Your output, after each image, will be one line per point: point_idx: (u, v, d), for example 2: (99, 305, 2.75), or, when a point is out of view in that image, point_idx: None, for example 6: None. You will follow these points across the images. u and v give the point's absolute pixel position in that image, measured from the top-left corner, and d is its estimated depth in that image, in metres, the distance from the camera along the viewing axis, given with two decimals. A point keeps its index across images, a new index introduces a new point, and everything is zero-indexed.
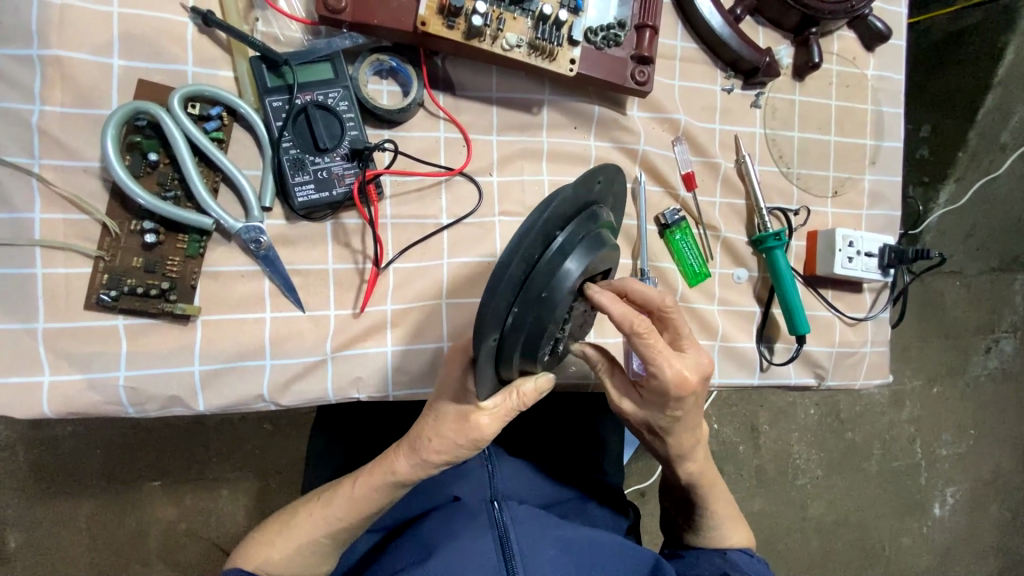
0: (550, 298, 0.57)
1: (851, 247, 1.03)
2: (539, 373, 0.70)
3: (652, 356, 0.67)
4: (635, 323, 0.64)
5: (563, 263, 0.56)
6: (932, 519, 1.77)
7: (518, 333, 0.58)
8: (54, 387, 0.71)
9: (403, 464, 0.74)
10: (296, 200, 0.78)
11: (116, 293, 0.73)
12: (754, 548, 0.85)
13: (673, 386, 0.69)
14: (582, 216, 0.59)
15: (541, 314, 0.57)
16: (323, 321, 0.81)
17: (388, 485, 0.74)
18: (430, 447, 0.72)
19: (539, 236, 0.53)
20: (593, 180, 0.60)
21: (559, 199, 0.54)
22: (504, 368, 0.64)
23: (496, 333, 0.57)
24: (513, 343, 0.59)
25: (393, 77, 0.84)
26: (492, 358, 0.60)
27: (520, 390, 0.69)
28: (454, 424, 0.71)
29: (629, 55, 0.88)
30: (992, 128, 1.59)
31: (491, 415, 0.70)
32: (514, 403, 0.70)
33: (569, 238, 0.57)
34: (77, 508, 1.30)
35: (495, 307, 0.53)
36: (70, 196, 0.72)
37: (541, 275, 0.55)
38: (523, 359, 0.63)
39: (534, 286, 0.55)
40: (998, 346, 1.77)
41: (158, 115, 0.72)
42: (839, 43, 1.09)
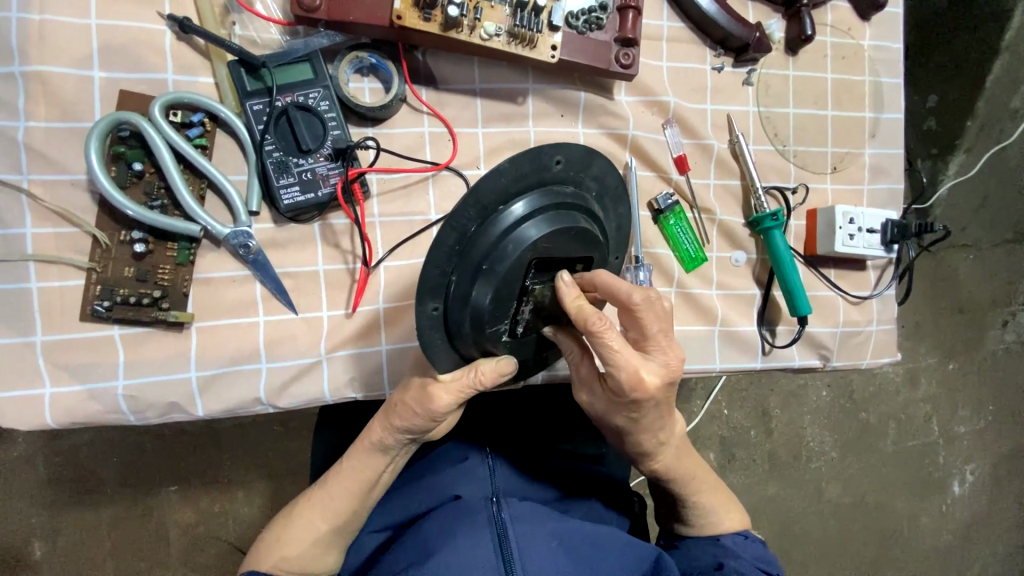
0: (491, 270, 0.59)
1: (852, 224, 1.01)
2: (501, 355, 0.68)
3: (609, 356, 0.67)
4: (592, 321, 0.64)
5: (504, 237, 0.59)
6: (951, 498, 1.74)
7: (461, 304, 0.61)
8: (56, 399, 0.73)
9: (377, 430, 0.76)
10: (282, 203, 0.78)
11: (109, 303, 0.74)
12: (750, 530, 0.85)
13: (627, 386, 0.68)
14: (530, 194, 0.61)
15: (483, 284, 0.60)
16: (316, 322, 0.81)
17: (367, 449, 0.77)
18: (397, 413, 0.73)
19: (471, 207, 0.57)
20: (546, 159, 0.61)
21: (497, 171, 0.57)
22: (460, 344, 0.65)
23: (438, 301, 0.60)
24: (458, 315, 0.61)
25: (374, 74, 0.83)
26: (442, 329, 0.63)
27: (479, 369, 0.68)
28: (416, 393, 0.72)
29: (613, 38, 0.86)
30: (1001, 94, 1.54)
31: (448, 389, 0.69)
32: (472, 381, 0.69)
33: (513, 214, 0.59)
34: (96, 516, 1.34)
35: (428, 273, 0.58)
36: (58, 209, 0.73)
37: (482, 247, 0.59)
38: (474, 336, 0.64)
39: (473, 257, 0.59)
40: (1016, 319, 1.72)
41: (140, 125, 0.72)
42: (833, 14, 1.06)
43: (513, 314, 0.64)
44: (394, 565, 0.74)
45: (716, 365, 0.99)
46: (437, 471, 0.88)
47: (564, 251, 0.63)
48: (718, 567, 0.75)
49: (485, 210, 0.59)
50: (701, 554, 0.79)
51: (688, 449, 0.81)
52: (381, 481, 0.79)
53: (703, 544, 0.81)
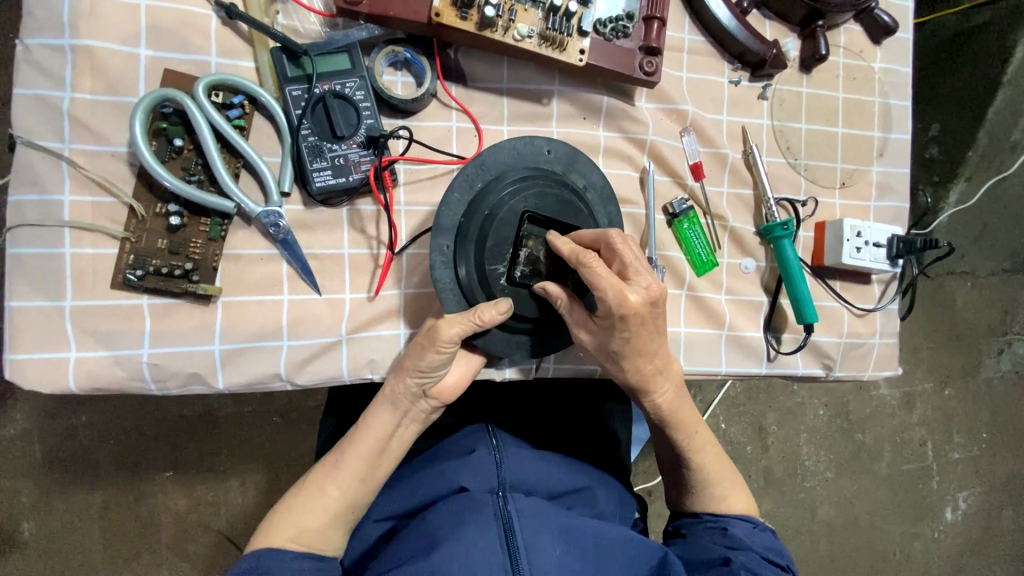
0: (491, 215, 0.74)
1: (859, 237, 1.04)
2: (498, 298, 0.74)
3: (595, 282, 0.71)
4: (577, 254, 0.71)
5: (498, 192, 0.76)
6: (943, 524, 1.75)
7: (465, 243, 0.76)
8: (79, 363, 0.74)
9: (389, 382, 0.79)
10: (314, 185, 0.80)
11: (141, 272, 0.76)
12: (759, 518, 0.86)
13: (617, 307, 0.71)
14: (522, 167, 0.79)
15: (483, 225, 0.75)
16: (338, 304, 0.83)
17: (378, 401, 0.80)
18: (408, 358, 0.77)
19: (473, 167, 0.77)
20: (537, 149, 0.81)
21: (498, 148, 0.78)
22: (464, 284, 0.76)
23: (449, 239, 0.76)
24: (463, 251, 0.76)
25: (408, 69, 0.87)
26: (452, 268, 0.76)
27: (480, 312, 0.73)
28: (425, 334, 0.76)
29: (638, 46, 0.90)
30: (1002, 126, 1.59)
31: (453, 324, 0.73)
32: (474, 321, 0.74)
33: (508, 178, 0.77)
34: (91, 496, 1.34)
35: (440, 212, 0.76)
36: (98, 178, 0.75)
37: (483, 199, 0.76)
38: (477, 276, 0.76)
39: (475, 204, 0.76)
40: (1010, 348, 1.75)
41: (184, 102, 0.75)
42: (846, 37, 1.11)
43: (511, 258, 0.76)
44: (396, 558, 0.74)
45: (723, 368, 1.01)
46: (443, 461, 0.88)
47: (551, 209, 0.76)
48: (725, 561, 0.76)
49: (489, 176, 0.78)
50: (707, 548, 0.79)
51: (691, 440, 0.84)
52: (391, 447, 0.81)
53: (710, 533, 0.83)
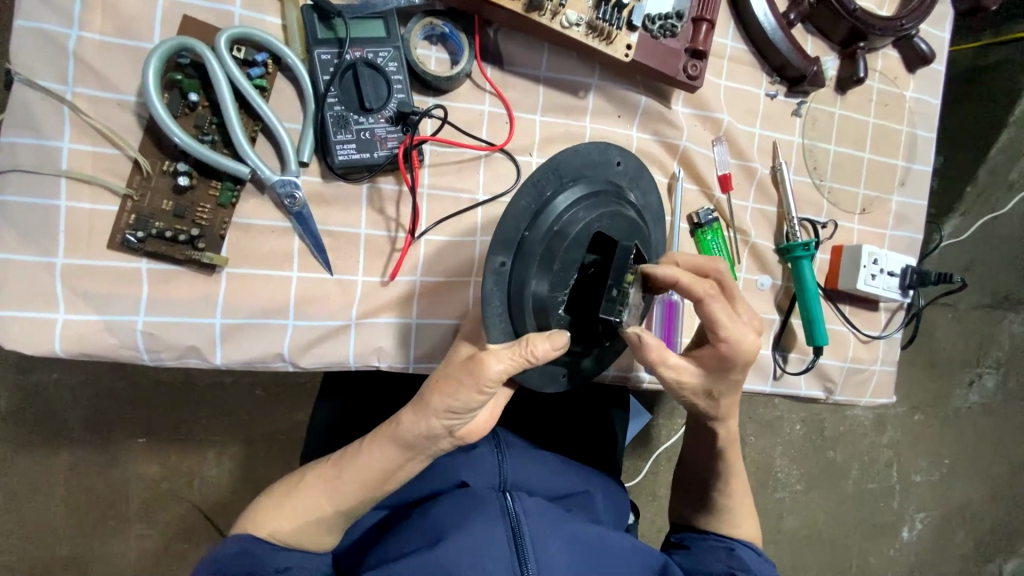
0: (561, 233, 0.66)
1: (875, 264, 1.04)
2: (552, 330, 0.64)
3: (719, 322, 0.68)
4: (703, 289, 0.67)
5: (569, 205, 0.67)
6: (899, 542, 1.81)
7: (527, 261, 0.66)
8: (68, 325, 0.69)
9: (409, 415, 0.68)
10: (337, 158, 0.75)
11: (143, 234, 0.70)
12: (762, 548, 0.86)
13: (734, 350, 0.70)
14: (593, 178, 0.71)
15: (550, 245, 0.66)
16: (350, 286, 0.79)
17: (390, 438, 0.70)
18: (436, 391, 0.65)
19: (546, 171, 0.67)
20: (609, 159, 0.74)
21: (573, 154, 0.70)
22: (516, 312, 0.67)
23: (507, 255, 0.66)
24: (522, 272, 0.66)
25: (443, 44, 0.82)
26: (506, 288, 0.67)
27: (531, 343, 0.63)
28: (461, 366, 0.65)
29: (683, 47, 0.87)
30: (1002, 166, 1.61)
31: (499, 360, 0.62)
32: (524, 354, 0.63)
33: (581, 192, 0.69)
34: (58, 458, 1.27)
35: (506, 221, 0.65)
36: (102, 128, 0.70)
37: (552, 213, 0.67)
38: (533, 302, 0.67)
39: (544, 217, 0.66)
40: (981, 381, 1.80)
41: (204, 54, 0.69)
42: (883, 61, 1.10)
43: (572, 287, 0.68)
44: (398, 550, 0.72)
45: None
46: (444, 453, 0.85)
47: (622, 233, 0.69)
48: None
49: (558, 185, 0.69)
50: (714, 559, 0.80)
51: None
52: (396, 478, 0.73)
53: (714, 550, 0.82)
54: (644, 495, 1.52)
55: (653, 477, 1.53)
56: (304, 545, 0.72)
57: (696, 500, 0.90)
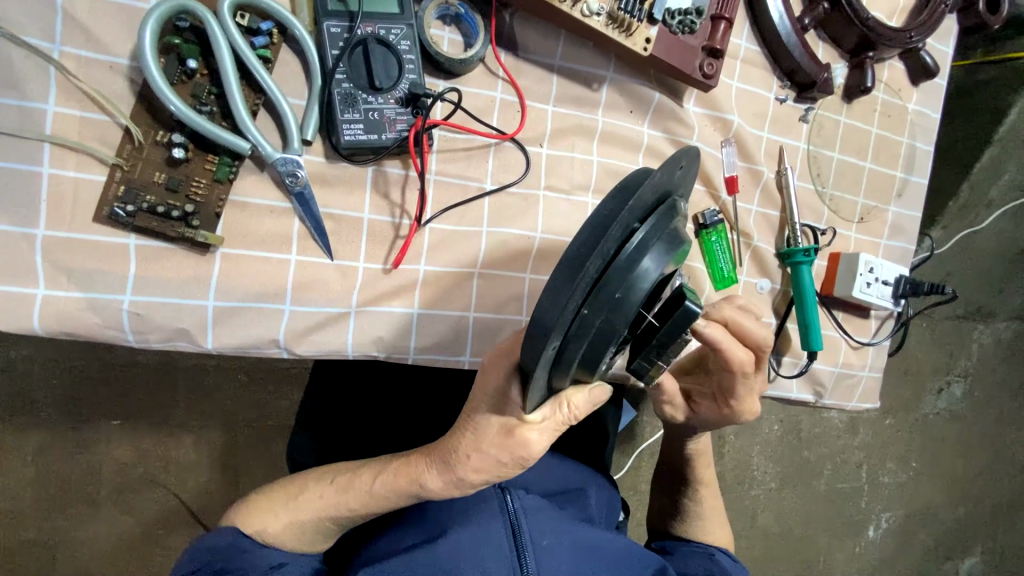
0: (629, 301, 0.47)
1: (870, 273, 1.06)
2: (592, 383, 0.61)
3: (740, 393, 0.75)
4: (744, 367, 0.71)
5: (642, 260, 0.46)
6: (866, 540, 1.88)
7: (581, 340, 0.48)
8: (48, 302, 0.65)
9: (435, 480, 0.64)
10: (343, 138, 0.72)
11: (133, 208, 0.66)
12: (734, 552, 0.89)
13: (736, 415, 0.79)
14: (666, 206, 0.48)
15: (614, 318, 0.47)
16: (350, 272, 0.76)
17: (415, 492, 0.66)
18: (467, 464, 0.62)
19: (620, 215, 0.43)
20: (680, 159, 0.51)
21: (652, 179, 0.45)
22: (557, 375, 0.53)
23: (559, 339, 0.46)
24: (574, 352, 0.48)
25: (457, 25, 0.79)
26: (546, 366, 0.50)
27: (571, 402, 0.60)
28: (496, 440, 0.61)
29: (701, 44, 0.86)
30: (982, 183, 1.65)
31: (539, 431, 0.60)
32: (565, 416, 0.61)
33: (655, 234, 0.47)
34: (26, 439, 1.21)
35: (562, 302, 0.43)
36: (91, 91, 0.65)
37: (620, 274, 0.45)
38: (579, 368, 0.52)
39: (608, 284, 0.45)
40: (950, 388, 1.87)
41: (204, 18, 0.65)
42: (888, 72, 1.11)
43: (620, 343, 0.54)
44: (395, 545, 0.72)
45: None
46: None
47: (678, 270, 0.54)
48: None
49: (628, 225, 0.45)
50: (695, 563, 0.82)
51: None
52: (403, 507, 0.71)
53: (695, 556, 0.84)
54: (627, 491, 1.54)
55: (636, 473, 1.54)
56: (295, 537, 0.70)
57: (687, 499, 0.91)
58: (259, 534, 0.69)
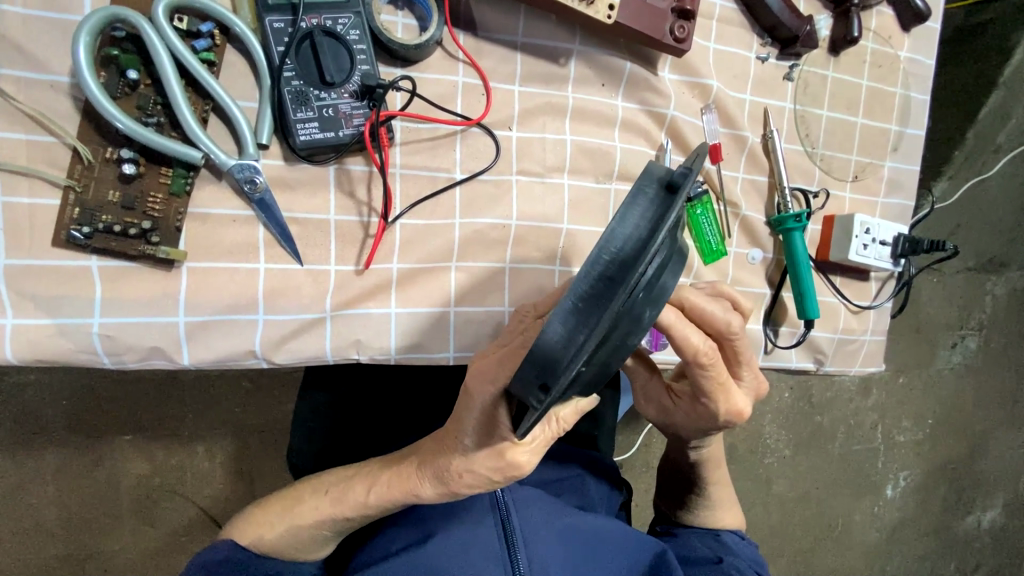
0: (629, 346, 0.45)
1: (867, 234, 1.02)
2: (580, 397, 0.60)
3: (708, 386, 0.67)
4: (702, 355, 0.63)
5: (647, 302, 0.44)
6: (884, 500, 1.86)
7: (582, 382, 0.46)
8: (18, 330, 0.64)
9: (428, 492, 0.63)
10: (298, 138, 0.70)
11: (89, 230, 0.65)
12: (744, 531, 0.87)
13: (716, 411, 0.71)
14: (673, 240, 0.45)
15: (612, 361, 0.46)
16: (323, 276, 0.75)
17: (402, 495, 0.65)
18: (460, 481, 0.60)
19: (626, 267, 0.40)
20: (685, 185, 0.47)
21: (660, 222, 0.42)
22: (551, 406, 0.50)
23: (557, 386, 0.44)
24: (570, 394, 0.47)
25: (410, 9, 0.76)
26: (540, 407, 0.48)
27: (559, 417, 0.59)
28: (487, 462, 0.59)
29: (670, 7, 0.82)
30: (990, 129, 1.58)
31: (530, 451, 0.59)
32: (553, 432, 0.60)
33: (662, 272, 0.44)
34: (41, 460, 1.23)
35: (565, 356, 0.40)
36: (34, 113, 0.63)
37: (623, 322, 0.43)
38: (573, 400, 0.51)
39: (613, 328, 0.43)
40: (964, 343, 1.82)
41: (139, 25, 0.62)
42: (877, 19, 1.04)
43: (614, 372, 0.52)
44: (389, 546, 0.72)
45: None
46: None
47: None
48: (718, 561, 0.77)
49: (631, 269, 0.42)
50: (701, 545, 0.81)
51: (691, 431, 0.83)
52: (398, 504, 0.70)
53: (701, 537, 0.83)
54: (636, 470, 1.53)
55: (645, 451, 1.53)
56: (288, 548, 0.70)
57: (686, 479, 0.89)
58: (254, 544, 0.69)
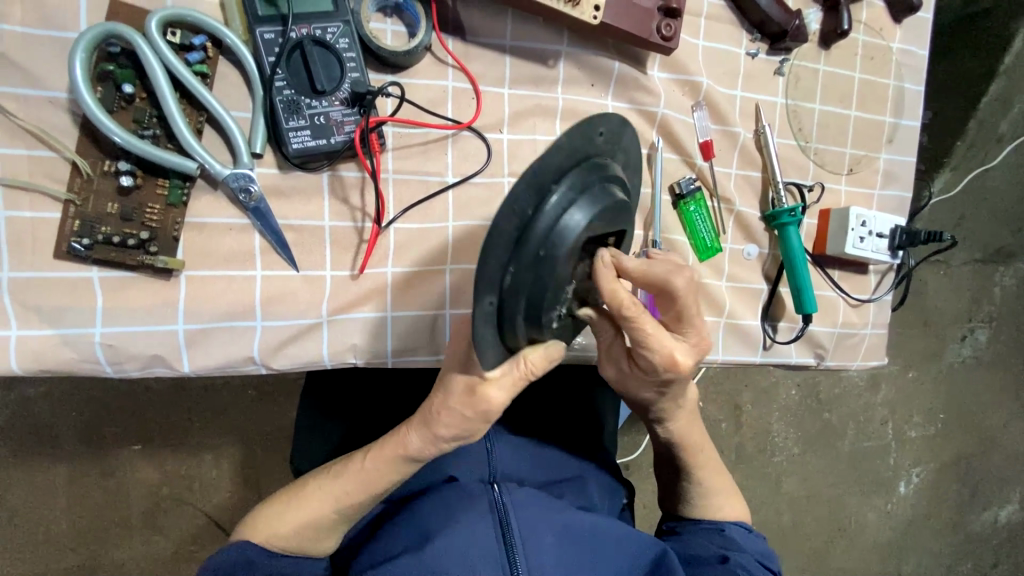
0: (551, 257, 0.51)
1: (863, 227, 1.01)
2: (549, 341, 0.61)
3: (644, 339, 0.68)
4: (625, 307, 0.64)
5: (560, 217, 0.51)
6: (896, 497, 1.83)
7: (518, 294, 0.52)
8: (22, 341, 0.65)
9: (413, 439, 0.67)
10: (291, 147, 0.71)
11: (89, 241, 0.67)
12: (750, 522, 0.87)
13: (663, 365, 0.70)
14: (580, 169, 0.53)
15: (540, 273, 0.51)
16: (318, 281, 0.76)
17: (395, 456, 0.69)
18: (438, 419, 0.65)
19: (528, 182, 0.49)
20: (593, 129, 0.55)
21: (555, 147, 0.51)
22: (511, 338, 0.56)
23: (493, 295, 0.51)
24: (514, 312, 0.53)
25: (399, 16, 0.77)
26: (491, 328, 0.54)
27: (527, 358, 0.60)
28: (461, 398, 0.64)
29: (656, 6, 0.83)
30: (992, 118, 1.56)
31: (499, 387, 0.62)
32: (522, 373, 0.61)
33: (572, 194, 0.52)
34: (52, 471, 1.25)
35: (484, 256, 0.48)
36: (33, 128, 0.65)
37: (538, 233, 0.50)
38: (528, 328, 0.56)
39: (530, 239, 0.50)
40: (974, 335, 1.80)
41: (133, 40, 0.64)
42: (867, 11, 1.04)
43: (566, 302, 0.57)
44: (388, 551, 0.71)
45: (719, 356, 0.98)
46: None
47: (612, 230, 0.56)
48: (723, 559, 0.77)
49: (540, 189, 0.51)
50: (707, 543, 0.80)
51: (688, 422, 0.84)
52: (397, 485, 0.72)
53: (705, 533, 0.82)
54: (642, 470, 1.52)
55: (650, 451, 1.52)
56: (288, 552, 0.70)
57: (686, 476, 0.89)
58: None
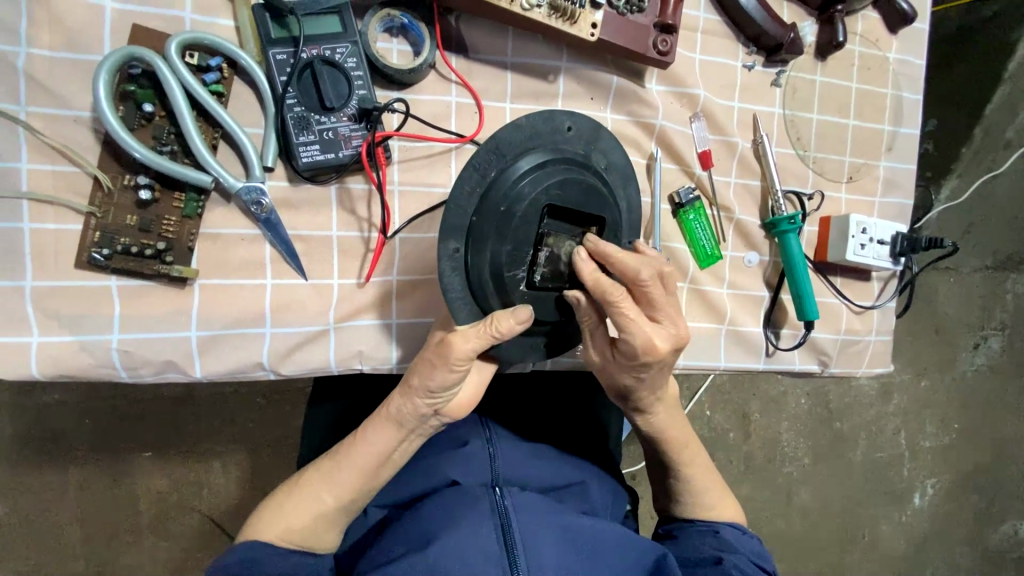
0: (508, 212, 0.64)
1: (864, 234, 1.02)
2: (517, 305, 0.65)
3: (624, 324, 0.68)
4: (607, 290, 0.66)
5: (517, 181, 0.65)
6: (912, 509, 1.80)
7: (480, 243, 0.64)
8: (43, 347, 0.68)
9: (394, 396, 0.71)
10: (301, 161, 0.74)
11: (108, 251, 0.70)
12: (744, 525, 0.87)
13: (640, 351, 0.70)
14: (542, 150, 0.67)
15: (498, 225, 0.64)
16: (326, 289, 0.78)
17: (382, 420, 0.71)
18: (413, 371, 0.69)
19: (489, 151, 0.65)
20: (558, 124, 0.70)
21: (516, 128, 0.66)
22: (480, 291, 0.66)
23: (460, 241, 0.65)
24: (477, 264, 0.65)
25: (404, 36, 0.80)
26: (460, 275, 0.66)
27: (495, 317, 0.64)
28: (434, 350, 0.67)
29: (652, 22, 0.85)
30: (998, 124, 1.57)
31: (465, 336, 0.65)
32: (490, 331, 0.64)
33: (530, 166, 0.66)
34: (66, 477, 1.28)
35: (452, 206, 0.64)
36: (58, 145, 0.69)
37: (498, 192, 0.65)
38: (494, 283, 0.65)
39: (492, 198, 0.65)
40: (987, 344, 1.78)
41: (154, 62, 0.68)
42: (863, 23, 1.06)
43: (531, 262, 0.66)
44: (390, 553, 0.72)
45: (721, 364, 0.99)
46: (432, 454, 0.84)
47: (574, 200, 0.65)
48: (718, 561, 0.76)
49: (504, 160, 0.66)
50: (701, 546, 0.79)
51: (672, 421, 0.85)
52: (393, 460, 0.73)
53: (700, 535, 0.82)
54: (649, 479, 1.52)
55: None
56: None
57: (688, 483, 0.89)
58: None
